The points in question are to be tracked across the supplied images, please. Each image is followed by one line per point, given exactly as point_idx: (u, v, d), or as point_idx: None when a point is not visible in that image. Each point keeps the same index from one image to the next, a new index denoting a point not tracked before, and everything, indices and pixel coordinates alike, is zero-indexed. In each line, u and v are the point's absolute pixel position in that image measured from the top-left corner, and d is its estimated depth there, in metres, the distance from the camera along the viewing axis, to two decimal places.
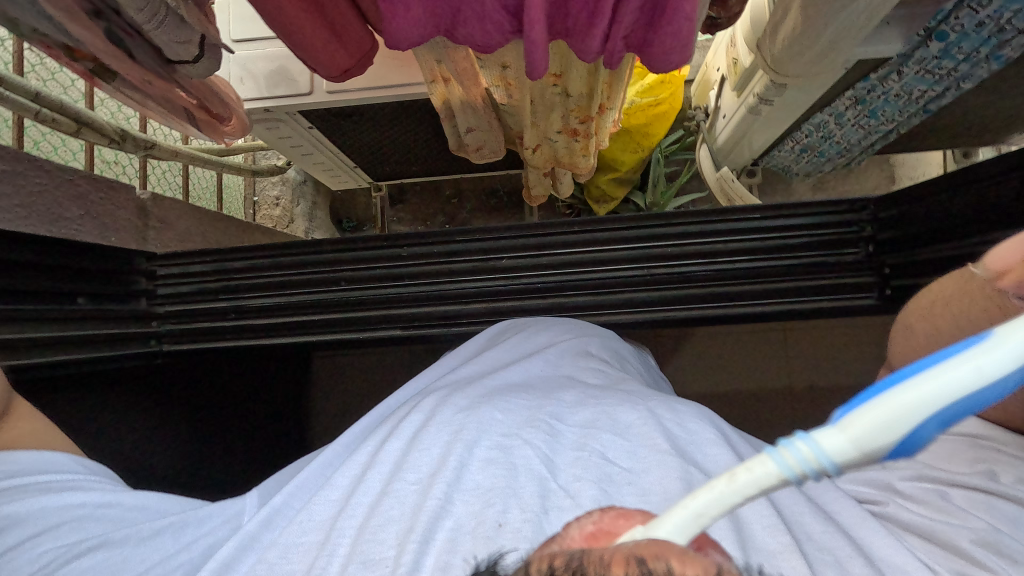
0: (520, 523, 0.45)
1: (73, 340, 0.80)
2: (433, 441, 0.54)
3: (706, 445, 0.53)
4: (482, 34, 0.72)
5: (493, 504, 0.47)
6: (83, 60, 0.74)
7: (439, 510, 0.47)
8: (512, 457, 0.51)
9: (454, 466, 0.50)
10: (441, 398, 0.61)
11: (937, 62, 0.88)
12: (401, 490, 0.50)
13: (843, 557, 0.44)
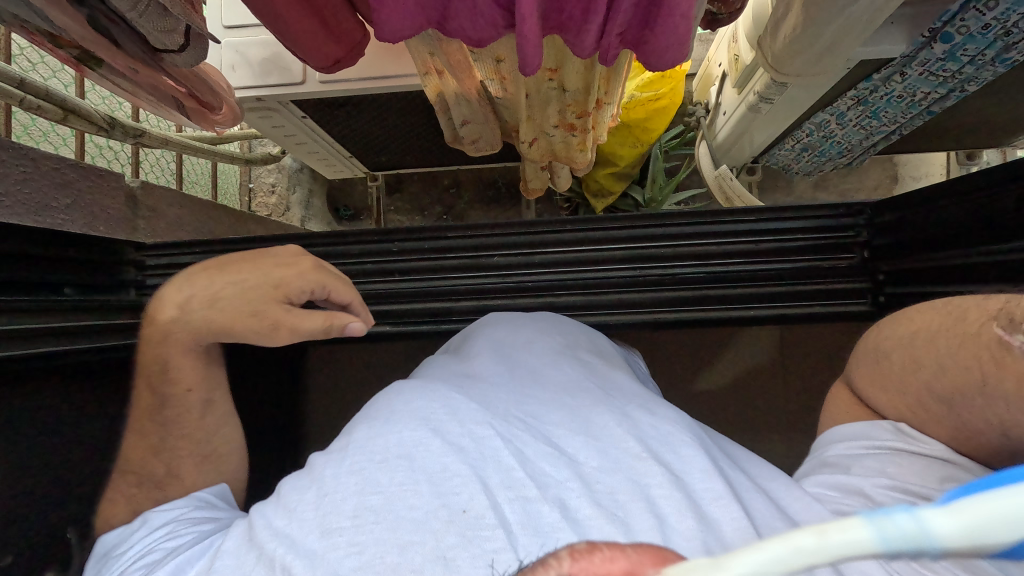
0: (483, 511, 0.44)
1: (64, 331, 0.79)
2: (405, 426, 0.51)
3: (682, 450, 0.50)
4: (474, 28, 0.71)
5: (458, 490, 0.45)
6: (67, 47, 0.72)
7: (402, 492, 0.45)
8: (482, 446, 0.49)
9: (422, 454, 0.48)
10: (414, 382, 0.59)
11: (941, 64, 0.85)
12: (367, 468, 0.47)
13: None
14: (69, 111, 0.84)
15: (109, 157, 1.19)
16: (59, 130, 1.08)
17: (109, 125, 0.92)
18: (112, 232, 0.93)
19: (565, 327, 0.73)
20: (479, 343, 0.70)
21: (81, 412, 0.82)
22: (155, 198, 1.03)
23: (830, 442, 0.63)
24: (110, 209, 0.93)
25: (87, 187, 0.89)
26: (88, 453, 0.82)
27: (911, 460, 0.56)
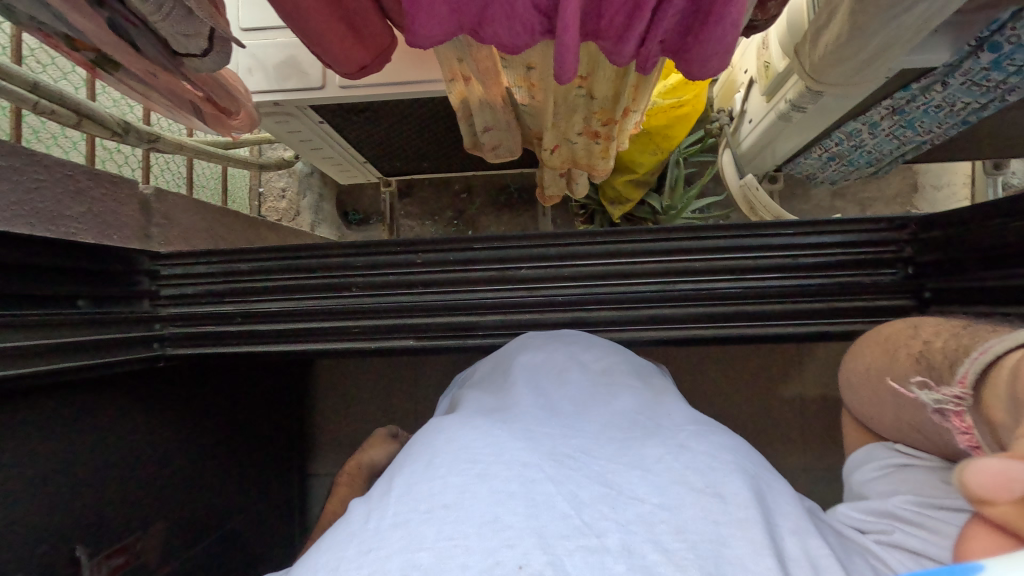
0: (543, 567, 0.37)
1: (78, 346, 0.76)
2: (450, 470, 0.44)
3: (753, 482, 0.46)
4: (510, 35, 0.68)
5: (512, 544, 0.38)
6: (84, 50, 0.69)
7: (453, 548, 0.38)
8: (532, 491, 0.42)
9: (473, 500, 0.41)
10: (455, 421, 0.53)
11: (985, 74, 0.83)
12: (413, 520, 0.40)
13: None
14: (83, 116, 0.81)
15: (120, 161, 1.16)
16: (70, 133, 1.05)
17: (123, 131, 0.89)
18: (125, 240, 0.90)
19: (599, 350, 0.69)
20: (514, 367, 0.66)
21: (91, 430, 0.79)
22: (169, 205, 1.00)
23: (852, 473, 0.62)
24: (124, 217, 0.90)
25: (101, 194, 0.86)
26: (96, 471, 0.79)
27: (923, 474, 0.54)
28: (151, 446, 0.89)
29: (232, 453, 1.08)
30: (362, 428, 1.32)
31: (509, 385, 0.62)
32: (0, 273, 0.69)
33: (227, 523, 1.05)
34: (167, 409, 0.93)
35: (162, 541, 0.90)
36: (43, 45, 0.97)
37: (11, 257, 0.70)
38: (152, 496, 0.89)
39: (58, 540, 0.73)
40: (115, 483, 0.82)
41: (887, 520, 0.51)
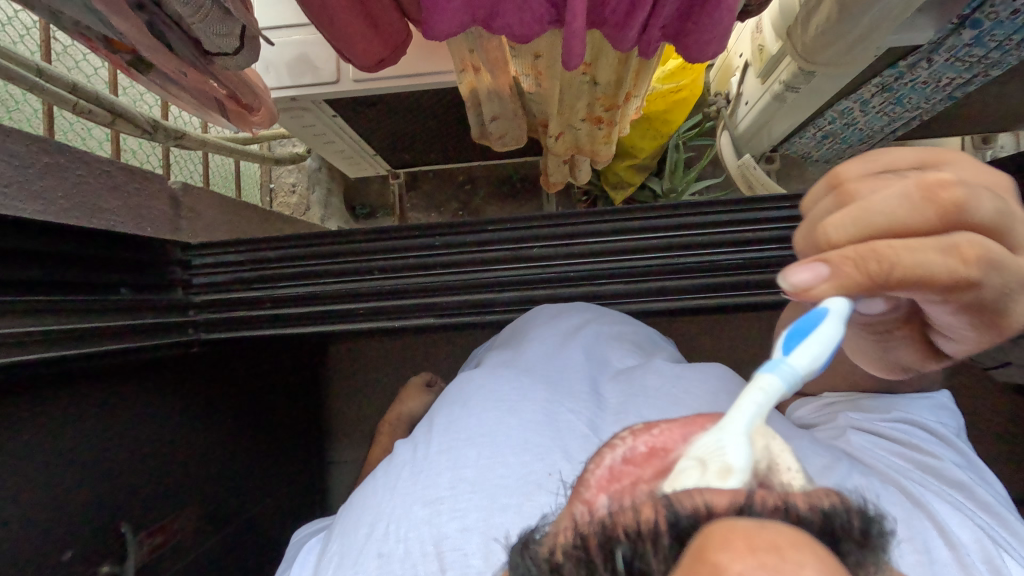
0: (568, 474, 0.44)
1: (118, 332, 0.81)
2: (484, 405, 0.51)
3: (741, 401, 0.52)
4: (521, 25, 0.72)
5: (541, 459, 0.46)
6: (121, 51, 0.74)
7: (492, 464, 0.46)
8: (556, 419, 0.49)
9: (504, 427, 0.48)
10: (483, 369, 0.59)
11: (968, 49, 0.88)
12: (456, 446, 0.48)
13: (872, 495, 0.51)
14: (116, 115, 0.85)
15: (142, 156, 1.21)
16: (95, 132, 1.09)
17: (152, 129, 0.92)
18: (157, 232, 0.95)
19: (611, 314, 0.70)
20: (530, 322, 0.71)
21: (131, 413, 0.84)
22: (195, 198, 1.04)
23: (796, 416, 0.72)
24: (155, 210, 0.94)
25: (135, 189, 0.90)
26: (135, 448, 0.84)
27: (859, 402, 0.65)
28: (186, 427, 0.94)
29: (258, 436, 1.13)
30: (381, 412, 1.37)
31: (525, 336, 0.68)
32: (52, 263, 0.74)
33: (256, 503, 1.11)
34: (198, 391, 0.98)
35: (198, 517, 0.95)
36: (68, 47, 1.01)
37: (61, 248, 0.75)
38: (189, 475, 0.94)
39: (109, 512, 0.79)
40: (156, 461, 0.87)
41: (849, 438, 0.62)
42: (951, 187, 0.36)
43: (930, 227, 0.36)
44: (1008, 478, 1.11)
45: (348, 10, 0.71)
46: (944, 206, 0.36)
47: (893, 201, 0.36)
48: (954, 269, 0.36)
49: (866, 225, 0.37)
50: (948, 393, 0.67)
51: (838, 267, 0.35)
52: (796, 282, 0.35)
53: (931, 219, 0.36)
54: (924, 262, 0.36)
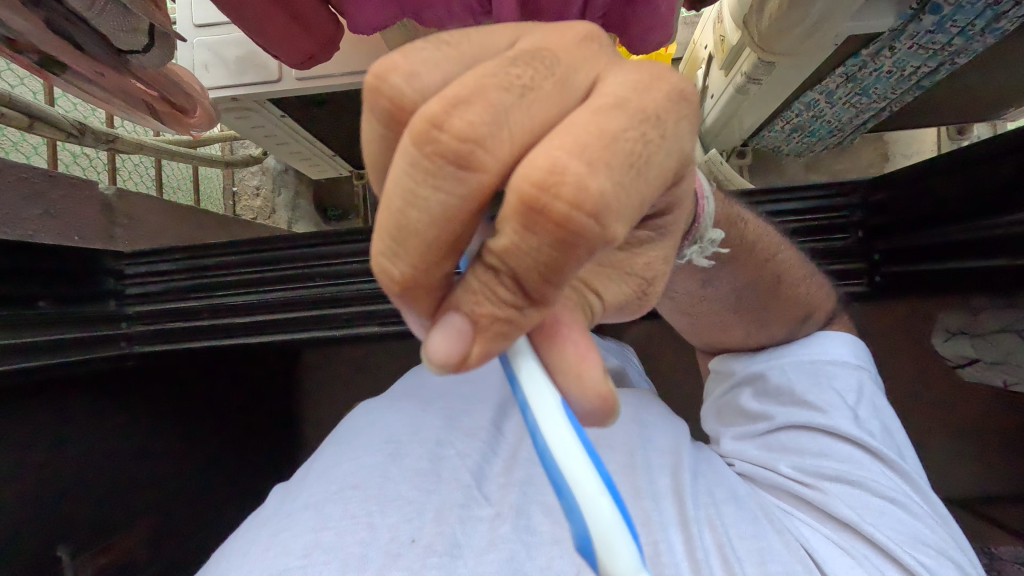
0: (434, 538, 0.43)
1: (37, 346, 0.78)
2: (365, 451, 0.49)
3: (640, 452, 0.54)
4: (450, 16, 0.68)
5: (410, 518, 0.44)
6: (26, 51, 0.65)
7: (355, 525, 0.42)
8: (441, 468, 0.49)
9: (378, 480, 0.46)
10: (383, 402, 0.59)
11: (929, 36, 0.84)
12: (325, 500, 0.44)
13: (763, 547, 0.47)
14: (34, 118, 0.80)
15: (85, 165, 1.15)
16: (29, 138, 1.02)
17: (78, 131, 0.90)
18: (87, 241, 0.90)
19: None
20: None
21: (66, 432, 0.80)
22: (132, 205, 1.00)
23: (712, 401, 0.68)
24: (83, 218, 0.89)
25: (60, 196, 0.85)
26: (70, 468, 0.79)
27: (767, 394, 0.60)
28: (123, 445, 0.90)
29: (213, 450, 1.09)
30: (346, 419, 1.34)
31: None
32: None
33: (222, 516, 1.07)
34: (142, 405, 0.95)
35: (154, 537, 0.91)
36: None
37: None
38: (137, 494, 0.90)
39: (47, 536, 0.74)
40: (94, 482, 0.83)
41: (758, 453, 0.57)
42: (462, 93, 0.22)
43: (498, 166, 0.22)
44: (990, 476, 1.07)
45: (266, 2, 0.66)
46: (477, 141, 0.21)
47: (422, 193, 0.22)
48: (560, 230, 0.21)
49: (423, 249, 0.23)
50: (848, 336, 0.62)
51: (473, 311, 0.24)
52: (445, 360, 0.24)
53: (469, 166, 0.22)
54: (526, 241, 0.22)
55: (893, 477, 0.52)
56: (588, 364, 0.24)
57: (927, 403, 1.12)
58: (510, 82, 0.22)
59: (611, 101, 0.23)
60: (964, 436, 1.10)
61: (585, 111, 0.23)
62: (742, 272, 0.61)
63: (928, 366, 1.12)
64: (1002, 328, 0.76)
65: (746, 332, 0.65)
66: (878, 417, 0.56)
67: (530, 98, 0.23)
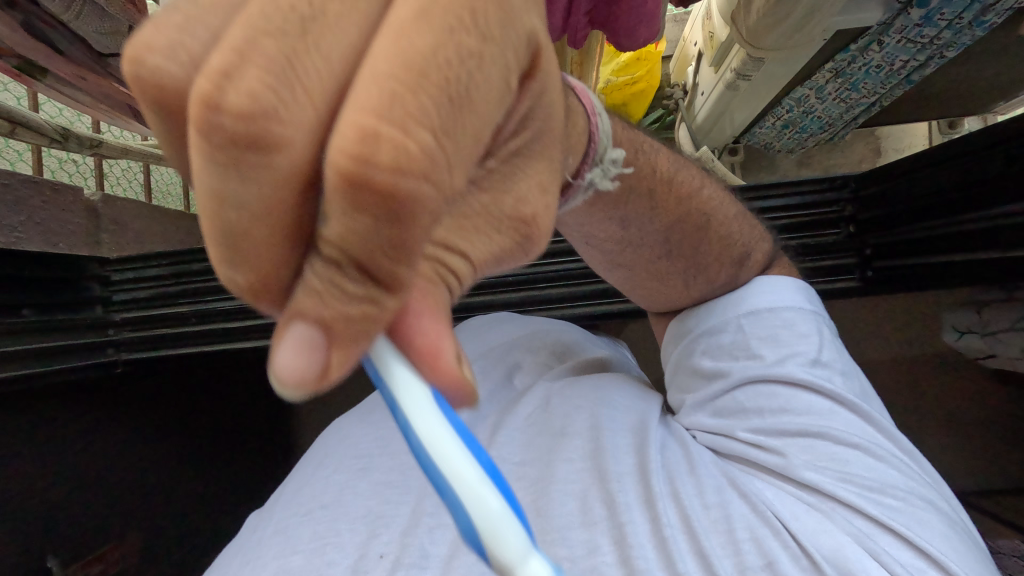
0: (400, 552, 0.43)
1: (19, 356, 0.77)
2: (333, 470, 0.50)
3: (607, 436, 0.53)
4: None
5: (378, 535, 0.44)
6: (5, 56, 0.64)
7: (322, 547, 0.43)
8: (409, 477, 0.49)
9: (344, 498, 0.46)
10: (356, 414, 0.59)
11: (918, 30, 0.84)
12: (291, 525, 0.45)
13: (730, 516, 0.46)
14: (17, 124, 0.79)
15: (70, 170, 1.14)
16: (13, 145, 1.01)
17: (62, 137, 0.89)
18: (73, 247, 0.89)
19: (521, 334, 0.72)
20: None
21: (50, 442, 0.80)
22: (119, 210, 0.98)
23: (665, 364, 0.65)
24: (69, 223, 0.88)
25: (43, 203, 0.83)
26: (52, 481, 0.78)
27: (715, 351, 0.58)
28: (111, 454, 0.88)
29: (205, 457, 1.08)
30: None
31: None
32: None
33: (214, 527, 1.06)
34: (129, 414, 0.94)
35: (144, 546, 0.90)
36: None
37: None
38: (126, 498, 0.89)
39: (31, 546, 0.74)
40: (80, 493, 0.82)
41: (716, 417, 0.55)
42: (231, 58, 0.16)
43: (307, 131, 0.17)
44: (989, 471, 1.07)
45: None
46: (269, 112, 0.17)
47: (226, 185, 0.18)
48: (388, 198, 0.17)
49: (258, 252, 0.20)
50: (797, 281, 0.60)
51: (310, 313, 0.20)
52: (296, 379, 0.20)
53: (265, 145, 0.17)
54: (356, 225, 0.18)
55: (854, 421, 0.51)
56: (443, 345, 0.21)
57: (932, 400, 1.10)
58: (282, 18, 0.18)
59: (414, 11, 0.19)
60: (968, 434, 1.08)
61: (386, 34, 0.18)
62: (665, 212, 0.59)
63: (928, 361, 1.11)
64: (1009, 327, 0.77)
65: (686, 283, 0.63)
66: (836, 359, 0.54)
67: (315, 31, 0.18)
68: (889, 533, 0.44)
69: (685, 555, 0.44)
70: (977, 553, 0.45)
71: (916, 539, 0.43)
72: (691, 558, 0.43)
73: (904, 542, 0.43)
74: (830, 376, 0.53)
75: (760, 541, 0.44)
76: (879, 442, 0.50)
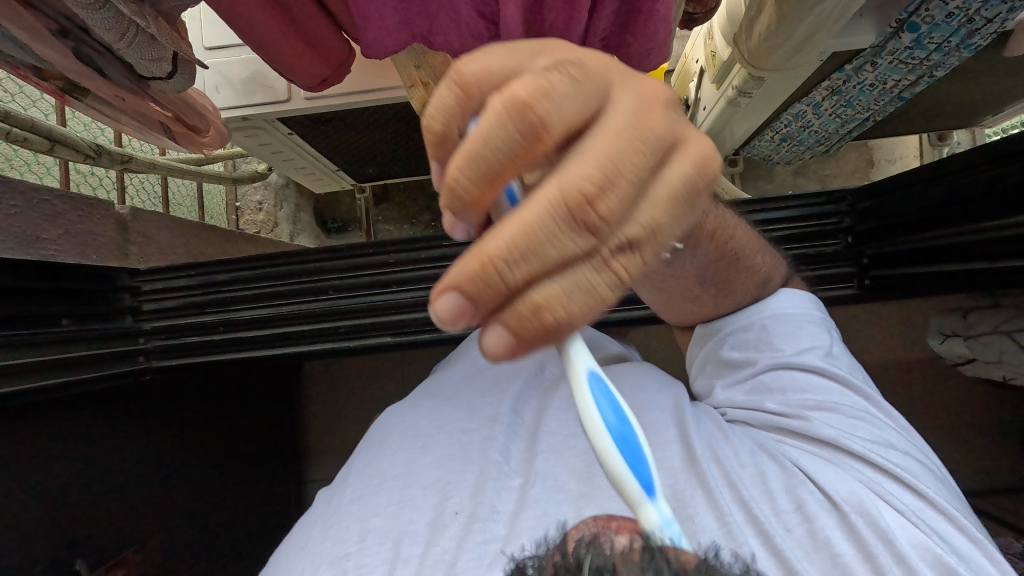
0: (476, 513, 0.46)
1: (66, 363, 0.80)
2: (399, 449, 0.53)
3: (647, 414, 0.57)
4: (460, 42, 0.70)
5: (452, 497, 0.48)
6: (53, 79, 0.72)
7: (401, 509, 0.47)
8: (470, 451, 0.53)
9: (414, 470, 0.50)
10: (407, 404, 0.62)
11: (909, 52, 0.89)
12: (367, 494, 0.49)
13: (763, 474, 0.50)
14: (54, 141, 0.83)
15: (94, 183, 1.18)
16: (42, 160, 1.05)
17: (95, 153, 0.92)
18: (104, 259, 0.93)
19: None
20: (463, 348, 0.76)
21: (89, 445, 0.83)
22: (145, 223, 1.03)
23: (695, 358, 0.68)
24: (100, 236, 0.92)
25: (78, 217, 0.88)
26: (89, 480, 0.82)
27: (743, 345, 0.61)
28: (140, 456, 0.92)
29: (225, 460, 1.11)
30: (353, 430, 1.36)
31: (449, 365, 0.73)
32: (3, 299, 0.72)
33: (229, 527, 1.09)
34: (158, 417, 0.97)
35: (163, 550, 0.93)
36: (19, 84, 0.98)
37: (11, 282, 0.74)
38: (148, 503, 0.92)
39: (63, 549, 0.77)
40: (111, 494, 0.85)
41: (749, 395, 0.59)
42: (532, 90, 0.26)
43: (548, 131, 0.26)
44: (977, 472, 1.13)
45: (274, 21, 0.72)
46: (534, 122, 0.26)
47: (486, 136, 0.26)
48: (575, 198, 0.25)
49: (480, 173, 0.26)
50: (814, 297, 0.64)
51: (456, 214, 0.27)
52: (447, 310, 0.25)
53: (529, 132, 0.26)
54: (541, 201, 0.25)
55: (860, 396, 0.55)
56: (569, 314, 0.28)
57: (919, 403, 1.15)
58: (565, 84, 0.27)
59: (628, 119, 0.27)
60: (959, 435, 1.14)
61: (607, 131, 0.27)
62: (704, 250, 0.58)
63: (917, 366, 1.16)
64: (992, 330, 0.82)
65: (713, 303, 0.64)
66: (843, 354, 0.59)
67: (565, 91, 0.27)
68: (894, 480, 0.48)
69: (730, 503, 0.48)
70: (961, 503, 0.50)
71: (920, 486, 0.48)
72: (733, 504, 0.48)
73: (908, 489, 0.48)
74: (841, 365, 0.57)
75: (790, 495, 0.48)
76: (882, 412, 0.55)
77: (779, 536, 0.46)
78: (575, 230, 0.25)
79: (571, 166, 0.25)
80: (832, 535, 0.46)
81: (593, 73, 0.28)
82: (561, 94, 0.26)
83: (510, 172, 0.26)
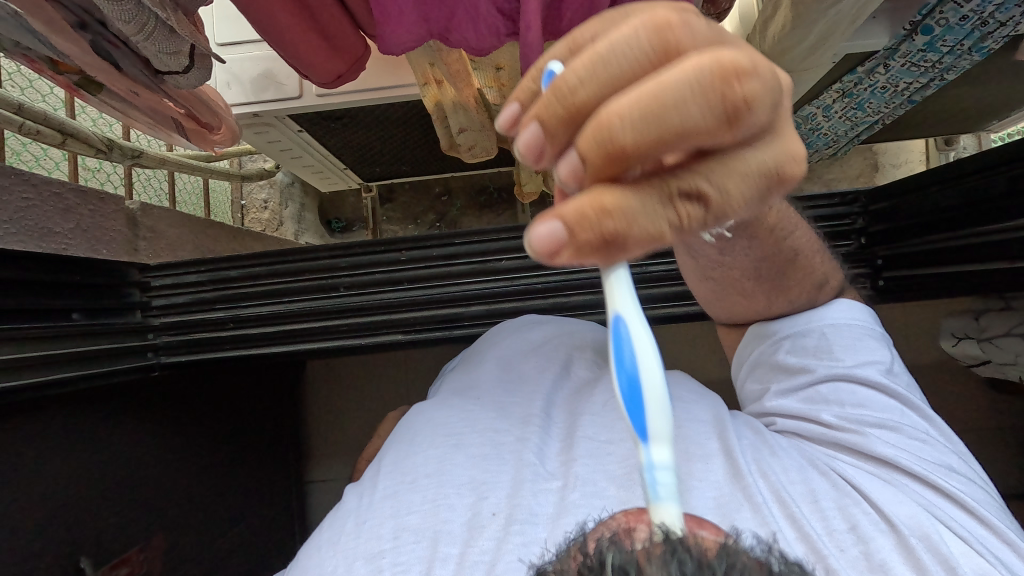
0: (514, 517, 0.46)
1: (78, 357, 0.80)
2: (431, 445, 0.53)
3: (686, 425, 0.56)
4: (476, 38, 0.71)
5: (487, 497, 0.48)
6: (68, 73, 0.72)
7: (437, 508, 0.47)
8: (502, 450, 0.52)
9: (448, 468, 0.50)
10: (434, 402, 0.62)
11: (922, 55, 0.90)
12: (400, 491, 0.49)
13: (815, 490, 0.50)
14: (67, 135, 0.83)
15: (102, 178, 1.18)
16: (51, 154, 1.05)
17: (106, 147, 0.92)
18: (114, 254, 0.93)
19: (570, 325, 0.75)
20: (487, 344, 0.75)
21: (97, 440, 0.83)
22: (154, 218, 1.02)
23: (743, 360, 0.67)
24: (110, 231, 0.92)
25: (87, 211, 0.88)
26: (96, 475, 0.81)
27: (801, 355, 0.60)
28: (146, 452, 0.91)
29: (229, 457, 1.11)
30: (358, 429, 1.36)
31: (476, 360, 0.73)
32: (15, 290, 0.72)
33: (233, 525, 1.09)
34: (166, 414, 0.97)
35: (165, 550, 0.92)
36: (30, 78, 0.98)
37: (26, 274, 0.74)
38: (152, 501, 0.91)
39: (67, 546, 0.76)
40: (118, 489, 0.85)
41: (804, 404, 0.58)
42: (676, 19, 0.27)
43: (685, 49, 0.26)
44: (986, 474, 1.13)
45: (291, 15, 0.71)
46: (670, 35, 0.27)
47: (617, 41, 0.26)
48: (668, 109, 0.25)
49: (613, 60, 0.26)
50: (869, 307, 0.64)
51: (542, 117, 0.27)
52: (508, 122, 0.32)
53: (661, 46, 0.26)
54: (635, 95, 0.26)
55: (918, 415, 0.55)
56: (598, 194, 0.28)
57: None
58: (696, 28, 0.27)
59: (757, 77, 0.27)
60: (966, 437, 1.14)
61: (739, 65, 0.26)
62: (761, 245, 0.57)
63: (926, 369, 1.16)
64: (1005, 333, 0.82)
65: (766, 299, 0.63)
66: (900, 370, 0.59)
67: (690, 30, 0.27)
68: (953, 502, 0.49)
69: (778, 518, 0.47)
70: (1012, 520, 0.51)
71: (981, 513, 0.48)
72: (785, 521, 0.47)
73: (966, 512, 0.48)
74: (900, 383, 0.57)
75: (846, 513, 0.48)
76: (940, 434, 0.55)
77: (833, 556, 0.45)
78: (707, 117, 0.25)
79: (710, 52, 0.25)
80: (889, 558, 0.45)
81: (723, 30, 0.28)
82: (703, 33, 0.27)
83: (624, 60, 0.26)
